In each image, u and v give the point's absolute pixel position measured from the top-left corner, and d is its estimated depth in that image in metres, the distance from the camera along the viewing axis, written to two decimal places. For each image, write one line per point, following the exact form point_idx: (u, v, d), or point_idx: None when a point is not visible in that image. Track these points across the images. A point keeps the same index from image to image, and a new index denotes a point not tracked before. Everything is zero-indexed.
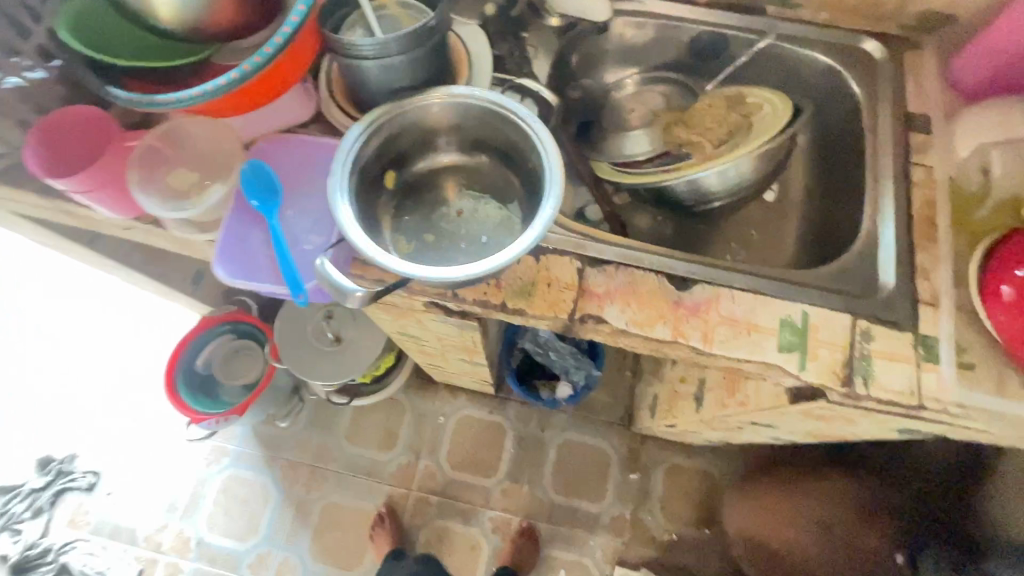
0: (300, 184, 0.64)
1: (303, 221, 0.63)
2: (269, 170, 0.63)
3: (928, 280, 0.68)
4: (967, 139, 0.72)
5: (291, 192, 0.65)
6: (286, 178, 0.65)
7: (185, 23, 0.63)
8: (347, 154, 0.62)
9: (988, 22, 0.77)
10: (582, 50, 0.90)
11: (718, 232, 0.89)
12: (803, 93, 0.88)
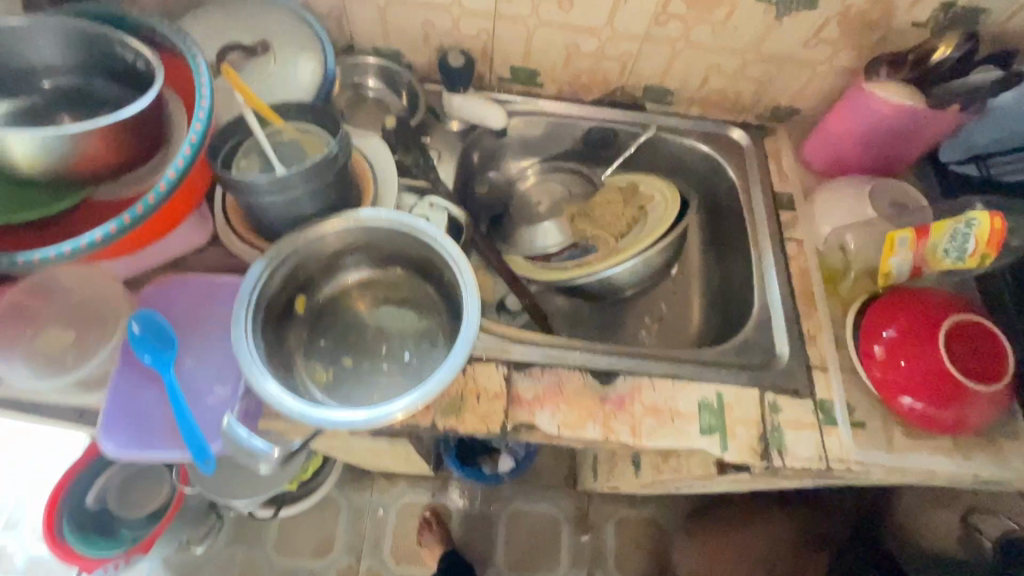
0: (199, 329, 0.59)
1: (204, 370, 0.58)
2: (160, 320, 0.58)
3: (816, 347, 0.76)
4: (825, 217, 0.83)
5: (188, 339, 0.59)
6: (181, 324, 0.60)
7: (51, 169, 0.57)
8: (250, 296, 0.60)
9: (826, 112, 0.90)
10: (481, 148, 0.93)
11: (633, 308, 0.94)
12: (688, 174, 0.97)
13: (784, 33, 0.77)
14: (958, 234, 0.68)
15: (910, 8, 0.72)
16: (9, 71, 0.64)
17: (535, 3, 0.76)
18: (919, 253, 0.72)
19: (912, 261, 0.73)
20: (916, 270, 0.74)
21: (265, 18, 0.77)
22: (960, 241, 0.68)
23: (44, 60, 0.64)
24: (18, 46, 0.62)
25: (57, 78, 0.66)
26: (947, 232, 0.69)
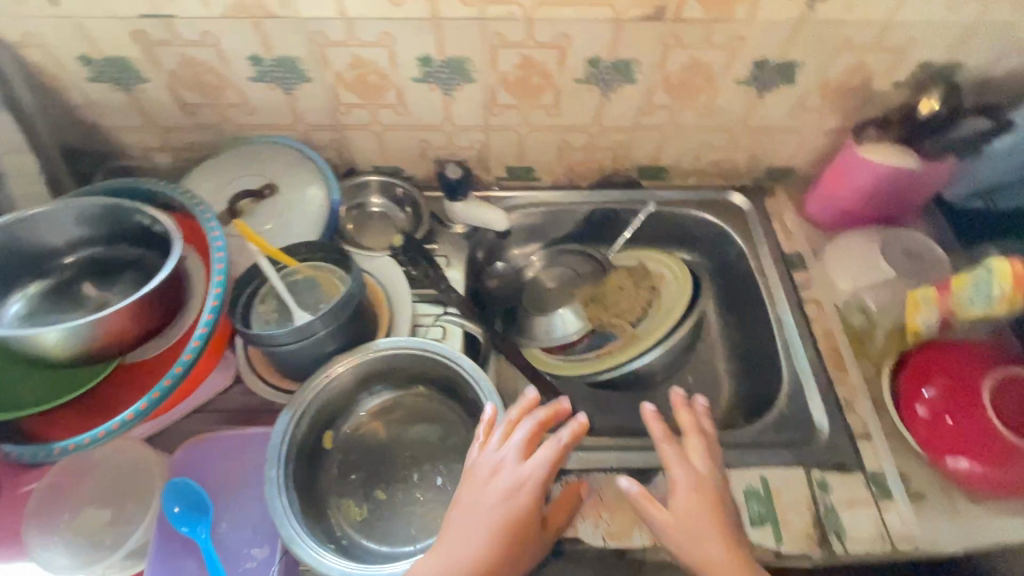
0: (230, 490, 0.60)
1: (239, 533, 0.58)
2: (190, 487, 0.59)
3: (856, 414, 0.74)
4: (841, 275, 0.82)
5: (218, 503, 0.60)
6: (211, 488, 0.61)
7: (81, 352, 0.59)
8: (280, 448, 0.60)
9: (822, 168, 0.90)
10: (485, 246, 0.94)
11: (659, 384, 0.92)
12: (694, 241, 0.97)
13: (769, 107, 0.79)
14: (978, 283, 0.68)
15: (889, 72, 0.73)
16: (35, 255, 0.67)
17: (523, 112, 0.79)
18: (945, 306, 0.71)
19: (938, 315, 0.72)
20: (945, 324, 0.73)
21: (269, 159, 0.81)
22: (983, 289, 0.67)
23: (68, 238, 0.68)
24: (44, 231, 0.66)
25: (82, 251, 0.69)
26: (968, 284, 0.69)
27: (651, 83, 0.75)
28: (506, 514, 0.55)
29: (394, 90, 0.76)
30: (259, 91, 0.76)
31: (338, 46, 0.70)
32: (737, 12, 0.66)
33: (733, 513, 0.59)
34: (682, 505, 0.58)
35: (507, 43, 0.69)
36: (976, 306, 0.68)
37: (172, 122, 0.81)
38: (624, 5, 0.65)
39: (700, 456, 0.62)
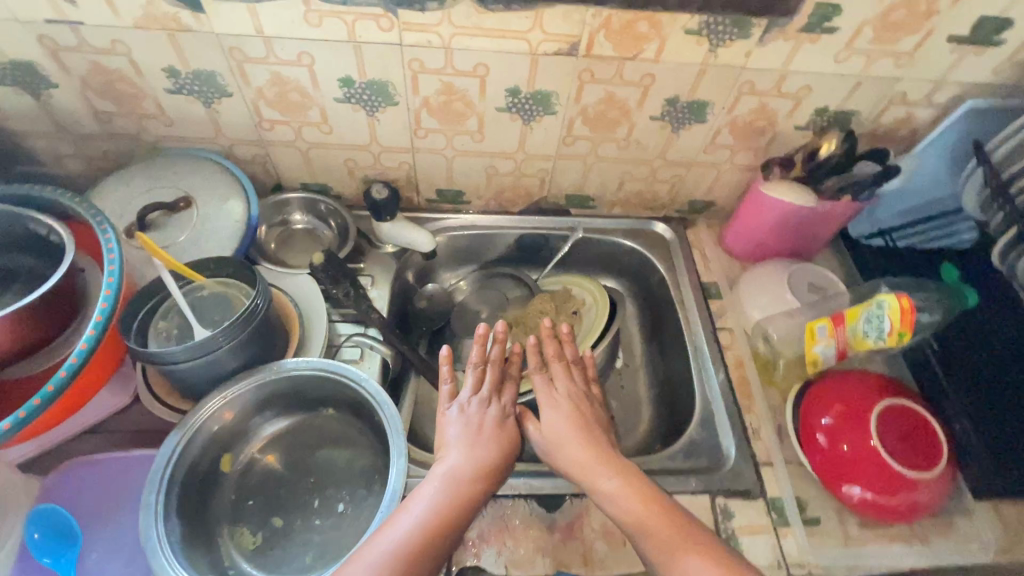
0: (104, 523, 0.62)
1: (110, 563, 0.60)
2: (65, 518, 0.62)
3: (760, 440, 0.76)
4: (752, 305, 0.85)
5: (90, 536, 0.61)
6: (84, 520, 0.62)
7: None
8: (162, 473, 0.59)
9: (739, 203, 0.95)
10: (414, 267, 0.94)
11: None
12: (620, 268, 1.00)
13: (684, 143, 0.83)
14: (870, 316, 0.72)
15: (791, 116, 0.78)
16: None
17: (449, 136, 0.81)
18: (842, 338, 0.75)
19: (836, 347, 0.76)
20: (841, 354, 0.77)
21: (187, 172, 0.79)
22: (876, 323, 0.72)
23: None
24: None
25: None
26: (861, 316, 0.73)
27: (570, 115, 0.78)
28: (491, 444, 0.62)
29: (317, 109, 0.76)
30: (177, 103, 0.75)
31: (256, 63, 0.70)
32: (645, 53, 0.69)
33: (603, 429, 0.67)
34: (558, 428, 0.65)
35: (427, 69, 0.71)
36: (871, 337, 0.73)
37: (85, 130, 0.78)
38: (537, 39, 0.67)
39: (565, 374, 0.71)
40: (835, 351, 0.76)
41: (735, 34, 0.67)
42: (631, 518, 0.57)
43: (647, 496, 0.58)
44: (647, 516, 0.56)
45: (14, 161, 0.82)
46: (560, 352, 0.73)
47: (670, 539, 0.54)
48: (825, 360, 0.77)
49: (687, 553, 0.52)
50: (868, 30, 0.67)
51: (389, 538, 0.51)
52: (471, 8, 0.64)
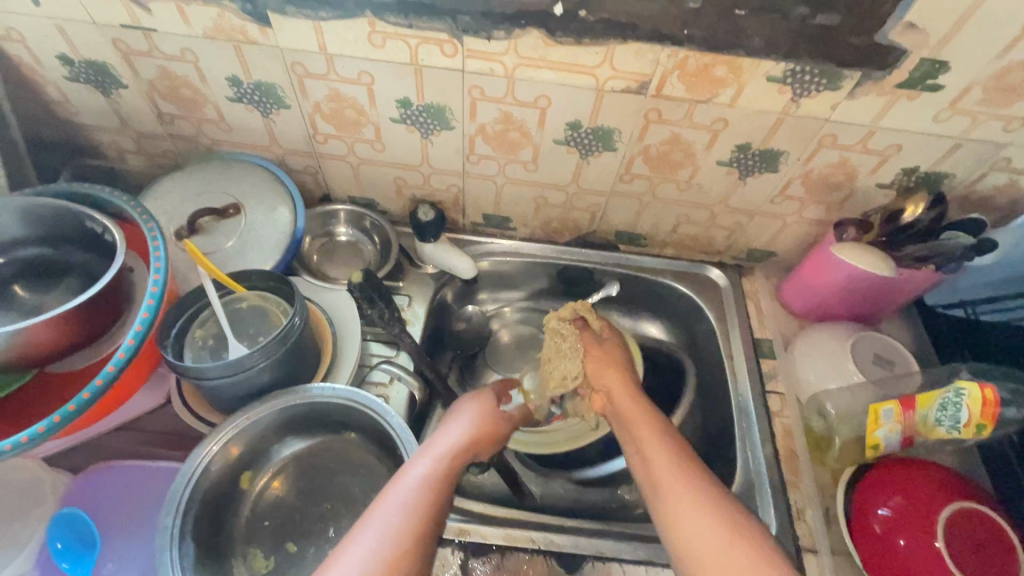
0: (125, 532, 0.63)
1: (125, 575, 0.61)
2: (88, 524, 0.63)
3: (804, 522, 0.70)
4: (806, 372, 0.78)
5: (111, 543, 0.63)
6: (110, 526, 0.64)
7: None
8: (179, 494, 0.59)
9: (803, 255, 0.88)
10: (453, 290, 0.91)
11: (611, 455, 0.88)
12: (665, 311, 0.95)
13: (750, 191, 0.78)
14: (944, 405, 0.65)
15: (873, 173, 0.72)
16: None
17: (501, 164, 0.78)
18: (909, 423, 0.68)
19: (901, 434, 0.68)
20: (903, 442, 0.69)
21: (238, 179, 0.79)
22: (952, 412, 0.65)
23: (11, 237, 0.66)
24: None
25: (23, 251, 0.67)
26: (933, 404, 0.66)
27: (631, 153, 0.74)
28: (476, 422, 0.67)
29: (372, 127, 0.75)
30: (237, 111, 0.75)
31: (316, 79, 0.69)
32: (719, 97, 0.64)
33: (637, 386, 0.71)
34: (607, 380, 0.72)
35: (487, 97, 0.68)
36: (944, 427, 0.66)
37: (148, 129, 0.80)
38: (605, 75, 0.64)
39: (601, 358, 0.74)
40: (899, 438, 0.68)
41: (822, 84, 0.62)
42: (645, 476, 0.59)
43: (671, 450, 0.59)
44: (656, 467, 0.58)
45: (81, 153, 0.85)
46: (596, 345, 0.75)
47: (678, 492, 0.55)
48: (886, 447, 0.69)
49: (690, 502, 0.54)
50: (977, 91, 0.60)
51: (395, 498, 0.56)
52: (539, 40, 0.61)
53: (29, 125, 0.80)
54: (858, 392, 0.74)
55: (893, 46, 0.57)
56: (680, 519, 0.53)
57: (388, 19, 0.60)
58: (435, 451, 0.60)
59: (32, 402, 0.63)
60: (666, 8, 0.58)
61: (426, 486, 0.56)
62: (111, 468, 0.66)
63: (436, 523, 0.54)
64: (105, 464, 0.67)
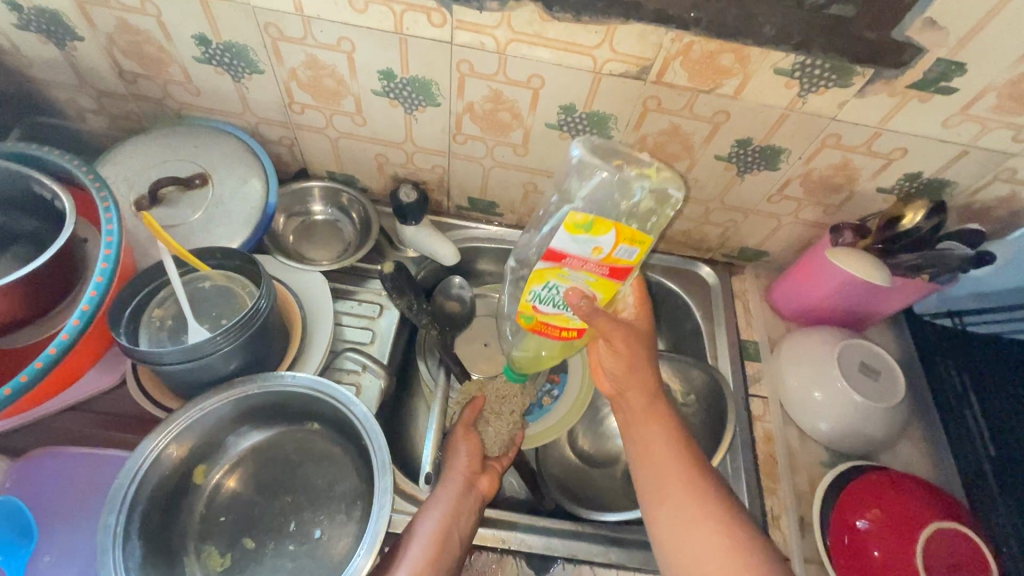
0: (65, 522, 0.57)
1: (62, 569, 0.55)
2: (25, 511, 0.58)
3: (779, 529, 0.70)
4: (792, 379, 0.77)
5: (47, 534, 0.57)
6: (46, 512, 0.58)
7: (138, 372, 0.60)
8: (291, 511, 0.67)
9: (795, 255, 0.85)
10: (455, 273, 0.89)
11: (594, 447, 0.84)
12: (650, 304, 0.93)
13: (747, 188, 0.74)
14: (556, 284, 0.62)
15: (875, 177, 0.69)
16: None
17: (490, 146, 0.74)
18: (528, 312, 0.65)
19: (580, 257, 0.59)
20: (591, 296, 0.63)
21: (207, 147, 0.74)
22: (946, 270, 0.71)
23: None
24: (13, 182, 0.60)
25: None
26: (556, 280, 0.61)
27: (627, 142, 0.69)
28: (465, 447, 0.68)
29: (351, 98, 0.69)
30: (206, 73, 0.69)
31: (292, 43, 0.63)
32: (723, 87, 0.61)
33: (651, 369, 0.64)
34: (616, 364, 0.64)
35: (477, 74, 0.63)
36: (530, 296, 0.63)
37: (110, 88, 0.74)
38: (603, 57, 0.59)
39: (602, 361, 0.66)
40: (564, 248, 0.58)
41: (832, 80, 0.58)
42: (643, 480, 0.60)
43: (686, 473, 0.58)
44: (666, 489, 0.58)
45: (34, 110, 0.78)
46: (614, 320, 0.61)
47: (687, 511, 0.56)
48: (551, 246, 0.58)
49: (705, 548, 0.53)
50: (992, 96, 0.57)
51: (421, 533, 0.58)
52: (535, 14, 0.56)
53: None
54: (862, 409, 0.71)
55: (908, 44, 0.54)
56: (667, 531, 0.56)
57: None
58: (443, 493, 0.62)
59: None
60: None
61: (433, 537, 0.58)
62: (55, 453, 0.60)
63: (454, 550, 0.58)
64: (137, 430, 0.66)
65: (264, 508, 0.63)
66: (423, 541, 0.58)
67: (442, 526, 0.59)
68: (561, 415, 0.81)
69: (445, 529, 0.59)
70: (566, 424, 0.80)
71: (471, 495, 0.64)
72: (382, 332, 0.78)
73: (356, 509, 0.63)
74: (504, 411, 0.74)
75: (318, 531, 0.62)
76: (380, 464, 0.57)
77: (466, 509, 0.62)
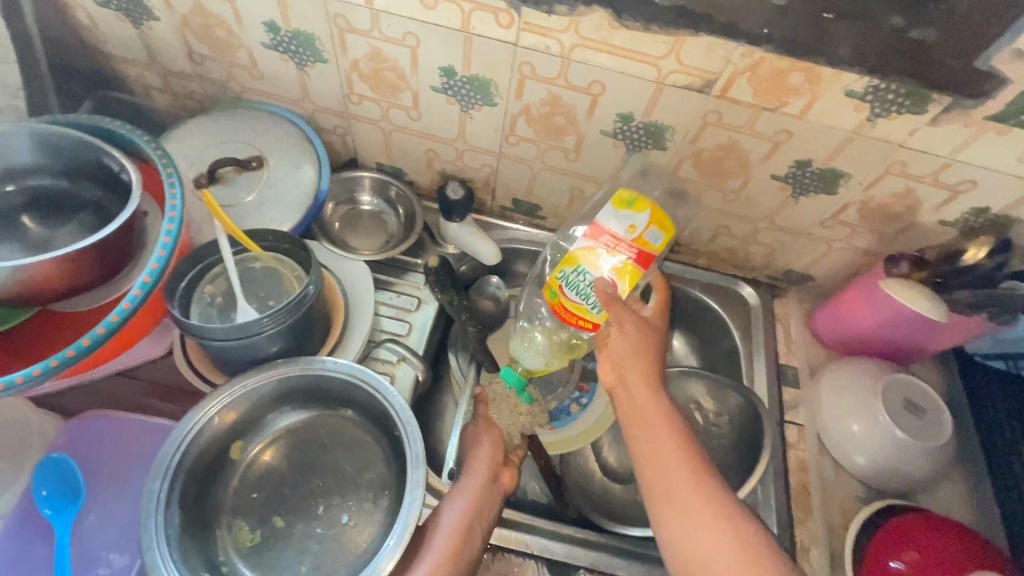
0: (109, 486, 0.61)
1: (104, 530, 0.59)
2: (71, 472, 0.61)
3: (808, 562, 0.68)
4: (831, 409, 0.75)
5: (93, 495, 0.61)
6: (95, 475, 0.62)
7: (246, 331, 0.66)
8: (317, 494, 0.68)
9: (842, 282, 0.83)
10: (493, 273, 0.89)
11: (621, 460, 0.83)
12: (685, 320, 0.91)
13: (801, 210, 0.73)
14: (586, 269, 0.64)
15: (938, 209, 0.67)
16: (67, 196, 0.64)
17: (541, 149, 0.74)
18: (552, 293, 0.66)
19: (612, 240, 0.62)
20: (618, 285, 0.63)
21: (265, 131, 0.76)
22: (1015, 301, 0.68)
23: (57, 152, 0.62)
24: (85, 152, 0.62)
25: (66, 180, 0.64)
26: (584, 265, 0.64)
27: (682, 155, 0.69)
28: (486, 442, 0.67)
29: (409, 93, 0.70)
30: (271, 59, 0.71)
31: (358, 35, 0.64)
32: (788, 107, 0.59)
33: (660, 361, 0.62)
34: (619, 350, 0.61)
35: (537, 76, 0.63)
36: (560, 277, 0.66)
37: (177, 68, 0.76)
38: (668, 68, 0.59)
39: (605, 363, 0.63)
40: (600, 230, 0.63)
41: (905, 106, 0.56)
42: (644, 452, 0.56)
43: (690, 466, 0.54)
44: (668, 463, 0.54)
45: (103, 85, 0.81)
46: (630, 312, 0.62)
47: (689, 488, 0.53)
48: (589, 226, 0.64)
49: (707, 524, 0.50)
50: None
51: (444, 524, 0.58)
52: (604, 21, 0.56)
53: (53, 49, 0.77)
54: (903, 446, 0.69)
55: (991, 73, 0.52)
56: (668, 506, 0.52)
57: None
58: (466, 485, 0.62)
59: (43, 342, 0.60)
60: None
61: (455, 529, 0.58)
62: (102, 417, 0.63)
63: (476, 542, 0.59)
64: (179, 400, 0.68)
65: (294, 489, 0.64)
66: (445, 533, 0.58)
67: (464, 518, 0.59)
68: (589, 425, 0.80)
69: (466, 523, 0.59)
70: (594, 435, 0.80)
71: (494, 487, 0.63)
72: (419, 325, 0.78)
73: (383, 499, 0.63)
74: (525, 402, 0.72)
75: (345, 517, 0.62)
76: (414, 458, 0.58)
77: (488, 502, 0.61)
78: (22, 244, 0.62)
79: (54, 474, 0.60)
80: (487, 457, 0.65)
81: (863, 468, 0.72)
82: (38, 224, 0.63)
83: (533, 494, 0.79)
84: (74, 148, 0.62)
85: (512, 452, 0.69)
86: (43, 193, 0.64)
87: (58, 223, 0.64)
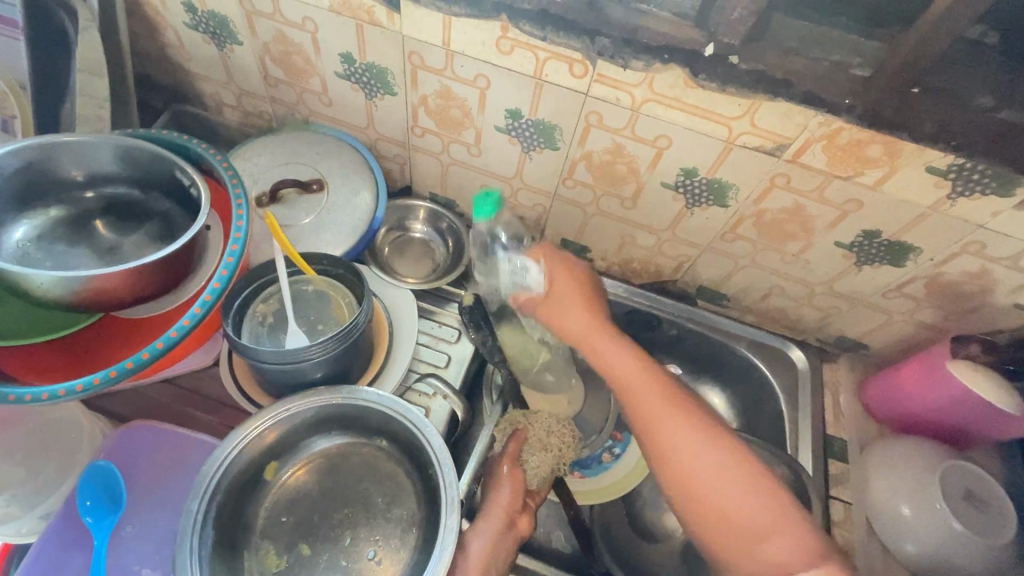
0: (148, 498, 0.62)
1: (140, 542, 0.60)
2: (114, 479, 0.62)
3: None
4: (882, 489, 0.71)
5: (134, 506, 0.62)
6: (137, 485, 0.63)
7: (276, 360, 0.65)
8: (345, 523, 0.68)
9: (900, 354, 0.79)
10: None
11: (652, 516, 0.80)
12: (728, 376, 0.88)
13: (862, 279, 0.70)
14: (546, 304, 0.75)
15: (1014, 292, 0.63)
16: (139, 205, 0.67)
17: (597, 194, 0.73)
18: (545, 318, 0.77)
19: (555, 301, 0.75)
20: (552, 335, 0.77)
21: (328, 155, 0.78)
22: None
23: (134, 164, 0.64)
24: (159, 165, 0.64)
25: (140, 190, 0.67)
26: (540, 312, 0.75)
27: (743, 213, 0.67)
28: (507, 485, 0.65)
29: (473, 130, 0.71)
30: (342, 88, 0.73)
31: (430, 72, 0.66)
32: (863, 177, 0.57)
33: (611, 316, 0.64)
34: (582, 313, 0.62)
35: (604, 126, 0.63)
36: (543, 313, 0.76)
37: (251, 88, 0.79)
38: (740, 129, 0.58)
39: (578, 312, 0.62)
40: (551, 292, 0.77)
41: (990, 187, 0.54)
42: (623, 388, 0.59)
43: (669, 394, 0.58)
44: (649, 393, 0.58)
45: (181, 99, 0.85)
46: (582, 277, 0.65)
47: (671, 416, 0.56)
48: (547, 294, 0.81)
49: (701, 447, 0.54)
50: None
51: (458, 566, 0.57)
52: (679, 79, 0.55)
53: (139, 64, 0.82)
54: (962, 541, 0.64)
55: None
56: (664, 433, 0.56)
57: (524, 28, 0.56)
58: (484, 530, 0.60)
59: (102, 347, 0.62)
60: (832, 71, 0.52)
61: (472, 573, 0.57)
62: (149, 427, 0.65)
63: None
64: (221, 413, 0.69)
65: (322, 518, 0.63)
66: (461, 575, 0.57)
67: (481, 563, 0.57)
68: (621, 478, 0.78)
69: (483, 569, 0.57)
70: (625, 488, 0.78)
71: (511, 533, 0.61)
72: (458, 357, 0.78)
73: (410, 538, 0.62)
74: (552, 442, 0.70)
75: (371, 552, 0.61)
76: (448, 503, 0.56)
77: (503, 551, 0.60)
78: (93, 248, 0.64)
79: (100, 482, 0.61)
80: (507, 501, 0.63)
81: (914, 555, 0.68)
82: (110, 231, 0.65)
83: (558, 543, 0.77)
84: (149, 160, 0.64)
85: (532, 496, 0.67)
86: (118, 201, 0.66)
87: (128, 231, 0.66)
